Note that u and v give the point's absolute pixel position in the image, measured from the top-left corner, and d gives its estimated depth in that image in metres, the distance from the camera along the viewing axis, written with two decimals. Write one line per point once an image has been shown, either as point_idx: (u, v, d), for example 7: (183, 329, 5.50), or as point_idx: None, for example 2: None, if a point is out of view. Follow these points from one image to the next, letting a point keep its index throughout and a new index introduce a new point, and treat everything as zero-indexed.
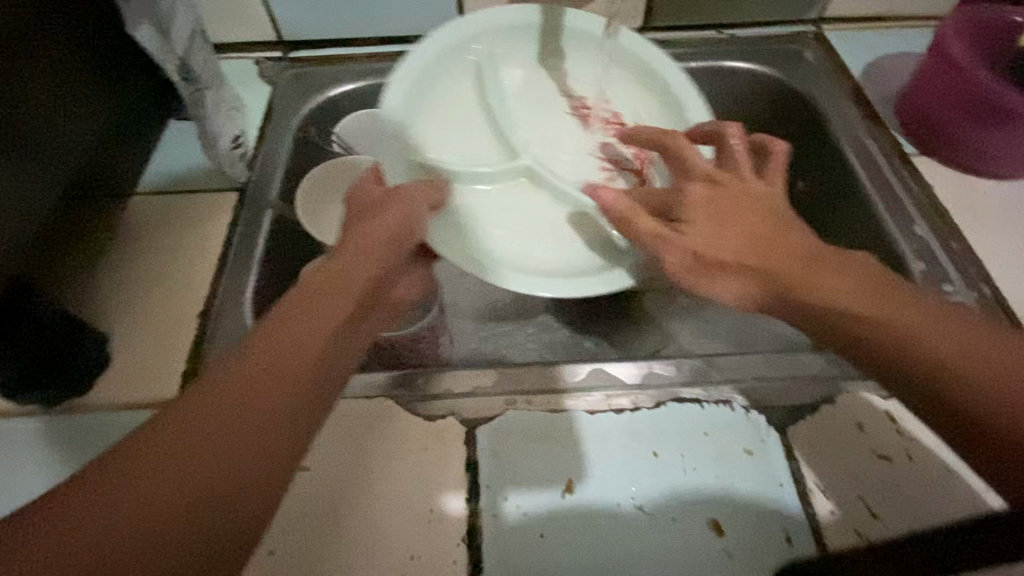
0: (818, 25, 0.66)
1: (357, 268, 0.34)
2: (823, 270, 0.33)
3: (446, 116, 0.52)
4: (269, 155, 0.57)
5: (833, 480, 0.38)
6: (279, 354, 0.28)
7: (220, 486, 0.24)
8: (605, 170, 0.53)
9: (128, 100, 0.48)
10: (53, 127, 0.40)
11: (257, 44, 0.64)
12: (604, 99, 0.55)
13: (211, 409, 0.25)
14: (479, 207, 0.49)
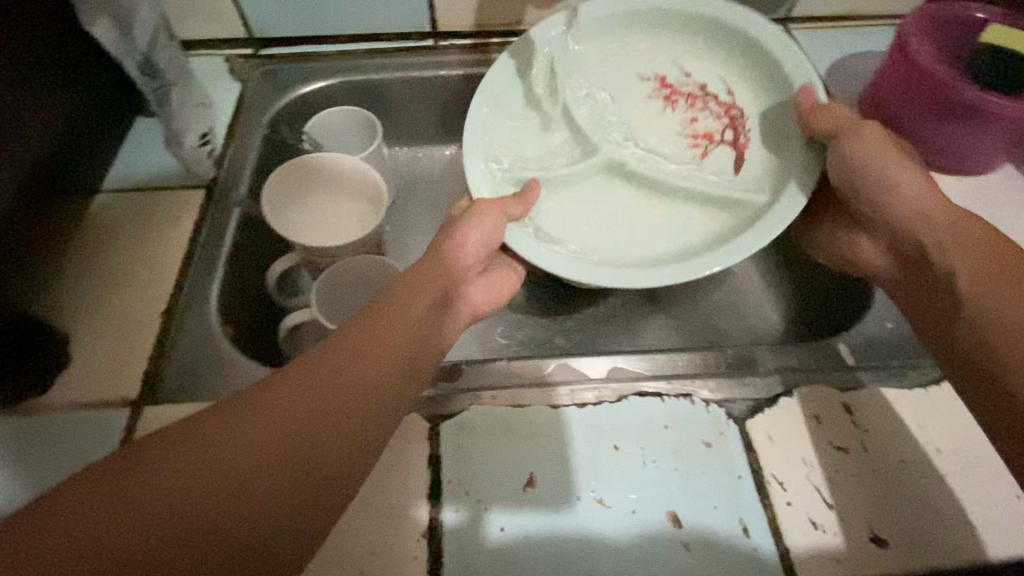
0: (787, 23, 0.67)
1: (428, 309, 0.37)
2: (1007, 276, 0.36)
3: (521, 121, 0.53)
4: (239, 152, 0.57)
5: (791, 472, 0.38)
6: (337, 365, 0.31)
7: (265, 475, 0.27)
8: (696, 145, 0.53)
9: (90, 95, 0.48)
10: (9, 123, 0.40)
11: (228, 41, 0.64)
12: (688, 75, 0.54)
13: (273, 401, 0.29)
14: (573, 207, 0.51)
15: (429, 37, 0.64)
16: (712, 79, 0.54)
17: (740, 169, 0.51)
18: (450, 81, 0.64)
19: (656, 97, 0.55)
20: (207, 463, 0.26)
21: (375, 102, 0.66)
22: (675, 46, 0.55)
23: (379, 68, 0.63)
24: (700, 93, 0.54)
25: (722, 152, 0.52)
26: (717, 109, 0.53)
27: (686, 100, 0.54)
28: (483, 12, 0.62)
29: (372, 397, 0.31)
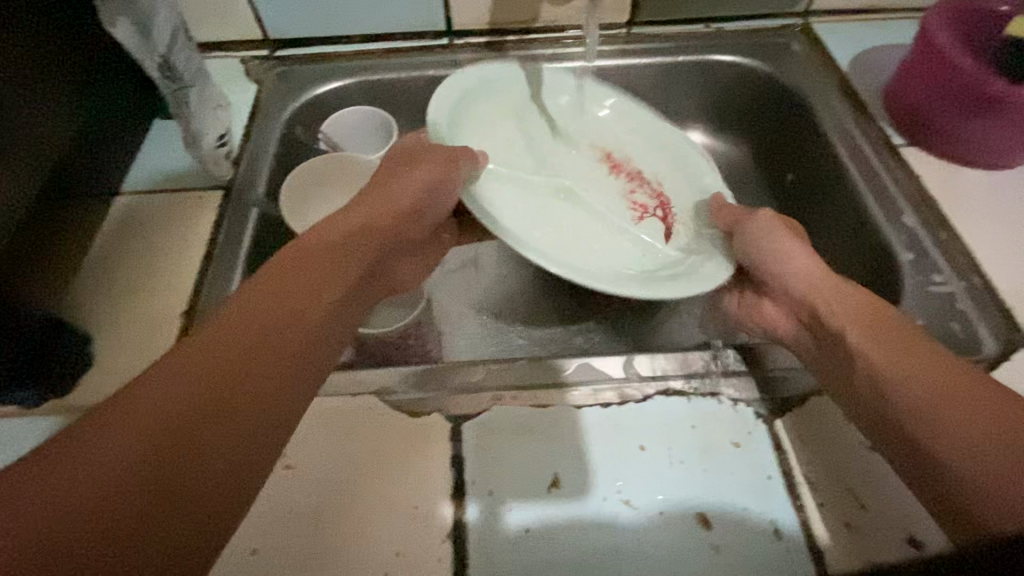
0: (806, 17, 0.66)
1: (315, 253, 0.35)
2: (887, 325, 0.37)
3: (492, 127, 0.53)
4: (255, 153, 0.57)
5: (822, 472, 0.37)
6: (259, 322, 0.30)
7: (211, 445, 0.25)
8: (636, 212, 0.54)
9: (111, 96, 0.48)
10: (33, 124, 0.40)
11: (245, 43, 0.64)
12: (631, 159, 0.58)
13: (200, 363, 0.27)
14: (523, 216, 0.49)
15: (444, 36, 0.64)
16: (673, 166, 0.57)
17: (672, 239, 0.52)
18: None
19: (602, 166, 0.57)
20: (138, 442, 0.24)
21: (390, 102, 0.65)
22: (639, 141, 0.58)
23: (394, 68, 0.63)
24: (642, 175, 0.57)
25: (656, 224, 0.53)
26: (653, 190, 0.56)
27: (625, 177, 0.57)
28: (498, 9, 0.62)
29: (297, 331, 0.31)
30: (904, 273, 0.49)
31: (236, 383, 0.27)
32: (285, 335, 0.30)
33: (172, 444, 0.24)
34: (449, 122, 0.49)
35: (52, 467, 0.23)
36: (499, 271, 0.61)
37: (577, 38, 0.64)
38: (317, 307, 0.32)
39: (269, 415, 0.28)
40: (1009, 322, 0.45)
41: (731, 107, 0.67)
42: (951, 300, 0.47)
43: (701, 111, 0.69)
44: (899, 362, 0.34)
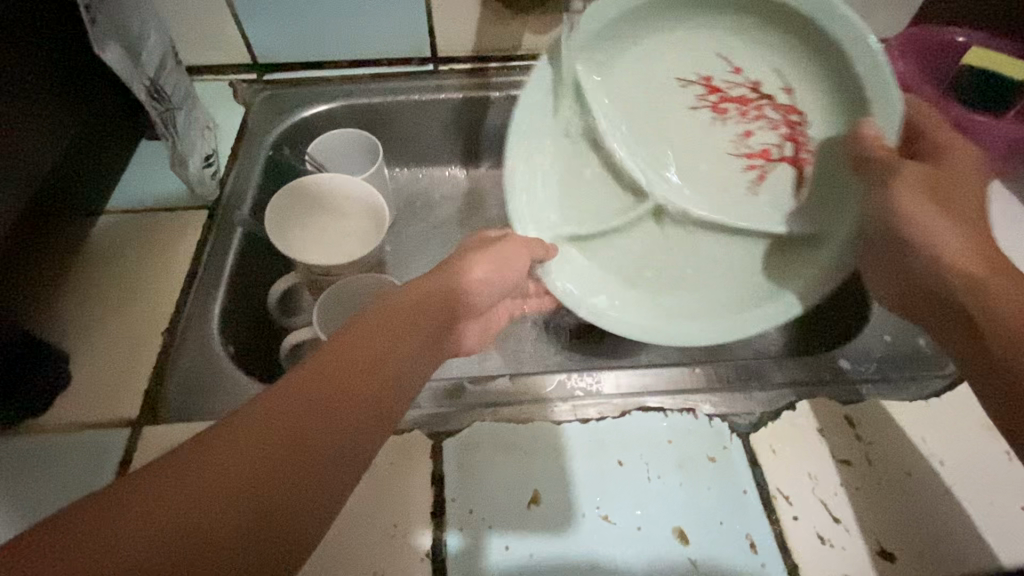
0: None
1: (418, 308, 0.34)
2: None
3: (566, 185, 0.51)
4: (242, 174, 0.58)
5: (797, 486, 0.38)
6: (334, 378, 0.28)
7: (274, 517, 0.24)
8: (752, 166, 0.49)
9: (100, 116, 0.49)
10: (11, 138, 0.40)
11: (233, 67, 0.65)
12: (735, 72, 0.48)
13: (276, 420, 0.26)
14: (600, 261, 0.51)
15: (429, 62, 0.66)
16: (767, 72, 0.48)
17: (804, 183, 0.48)
18: (449, 103, 0.66)
19: (701, 108, 0.49)
20: (206, 497, 0.23)
21: (377, 125, 0.67)
22: (722, 28, 0.47)
23: (381, 92, 0.65)
24: (755, 95, 0.49)
25: (782, 171, 0.48)
26: (777, 113, 0.48)
27: (736, 107, 0.49)
28: (482, 38, 0.64)
29: (389, 385, 0.30)
30: None
31: (324, 449, 0.26)
32: (378, 396, 0.29)
33: (259, 507, 0.24)
34: (518, 181, 0.49)
35: (143, 519, 0.22)
36: None
37: None
38: (409, 361, 0.31)
39: (331, 484, 0.26)
40: None
41: None
42: None
43: None
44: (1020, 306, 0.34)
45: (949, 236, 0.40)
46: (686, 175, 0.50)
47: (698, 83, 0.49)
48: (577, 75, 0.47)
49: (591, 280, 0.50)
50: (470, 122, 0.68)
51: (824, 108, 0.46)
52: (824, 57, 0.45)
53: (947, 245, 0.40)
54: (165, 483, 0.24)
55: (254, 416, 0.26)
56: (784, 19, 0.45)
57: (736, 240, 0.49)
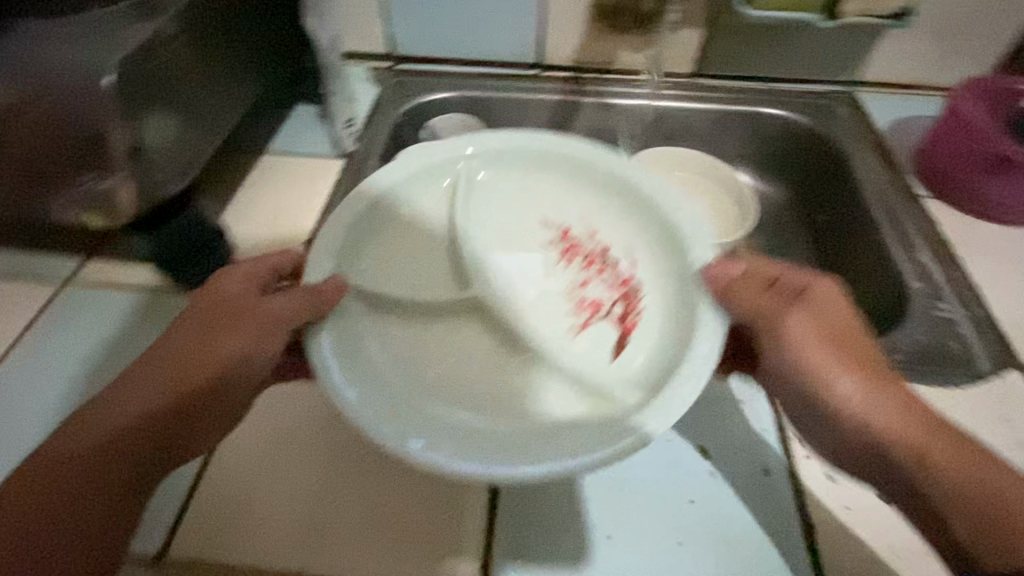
0: (852, 87, 0.76)
1: (228, 284, 0.43)
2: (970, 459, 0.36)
3: (405, 254, 0.48)
4: (373, 136, 0.70)
5: (813, 433, 0.44)
6: (132, 394, 0.38)
7: (92, 496, 0.36)
8: (580, 313, 0.47)
9: (278, 77, 0.64)
10: (234, 90, 0.55)
11: (373, 54, 0.79)
12: (591, 233, 0.49)
13: (89, 428, 0.37)
14: (438, 330, 0.46)
15: (535, 67, 0.77)
16: (638, 245, 0.47)
17: (621, 348, 0.44)
18: (548, 102, 0.76)
19: (553, 249, 0.49)
20: (69, 488, 0.35)
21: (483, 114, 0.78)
22: (589, 202, 0.50)
23: (491, 87, 0.76)
24: (600, 254, 0.48)
25: (605, 328, 0.46)
26: (610, 277, 0.47)
27: (583, 260, 0.49)
28: (584, 50, 0.75)
29: (227, 373, 0.40)
30: (912, 297, 0.55)
31: (74, 472, 0.36)
32: (155, 377, 0.39)
33: (123, 483, 0.37)
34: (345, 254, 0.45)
35: (27, 504, 0.35)
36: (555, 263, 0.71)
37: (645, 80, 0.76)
38: (247, 351, 0.40)
39: (157, 451, 0.38)
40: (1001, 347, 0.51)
41: (776, 154, 0.77)
42: (953, 324, 0.53)
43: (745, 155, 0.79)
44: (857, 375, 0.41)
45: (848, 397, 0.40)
46: (507, 288, 0.48)
47: (554, 237, 0.50)
48: (449, 172, 0.50)
49: (349, 353, 0.41)
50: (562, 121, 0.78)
51: (664, 296, 0.45)
52: (669, 238, 0.46)
53: (879, 412, 0.39)
54: (43, 480, 0.35)
55: (77, 428, 0.37)
56: (637, 210, 0.48)
57: (558, 379, 0.42)
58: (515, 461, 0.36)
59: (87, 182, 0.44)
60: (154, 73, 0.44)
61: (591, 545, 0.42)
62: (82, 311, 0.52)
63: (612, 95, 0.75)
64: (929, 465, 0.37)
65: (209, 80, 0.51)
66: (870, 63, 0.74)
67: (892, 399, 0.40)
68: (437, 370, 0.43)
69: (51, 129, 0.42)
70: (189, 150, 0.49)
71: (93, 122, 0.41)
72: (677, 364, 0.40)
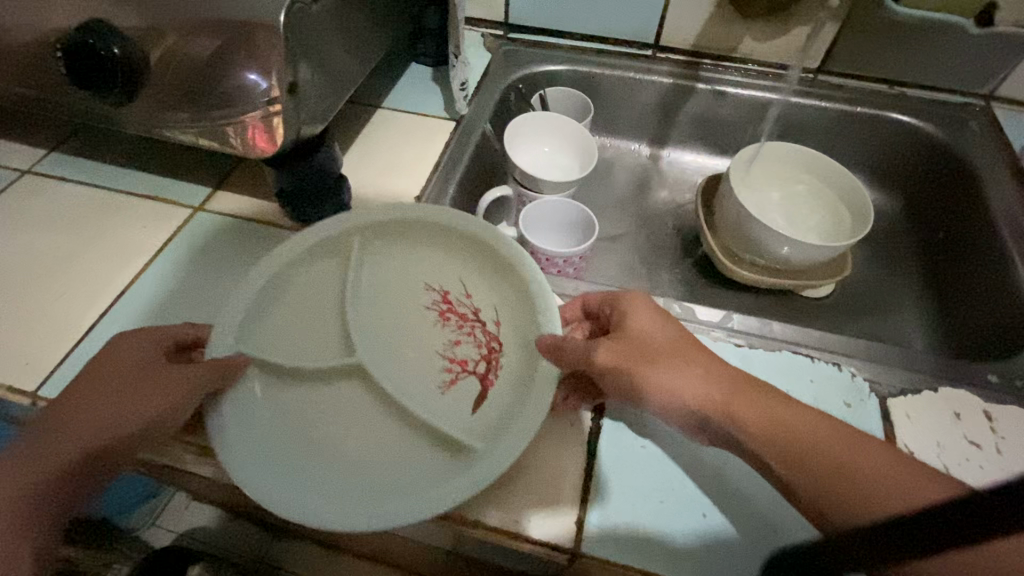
0: (987, 101, 0.72)
1: (116, 363, 0.41)
2: (802, 432, 0.37)
3: (289, 318, 0.47)
4: (483, 102, 0.72)
5: (923, 448, 0.42)
6: (78, 415, 0.39)
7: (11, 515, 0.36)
8: (449, 370, 0.46)
9: (402, 35, 0.66)
10: (369, 42, 0.58)
11: (487, 22, 0.80)
12: (467, 295, 0.49)
13: (35, 447, 0.38)
14: (291, 419, 0.42)
15: (650, 48, 0.76)
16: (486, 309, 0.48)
17: (482, 403, 0.43)
18: (658, 86, 0.75)
19: (431, 311, 0.49)
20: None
21: (589, 91, 0.78)
22: (466, 267, 0.50)
23: (602, 65, 0.76)
24: (473, 317, 0.48)
25: (470, 386, 0.45)
26: (477, 347, 0.47)
27: (459, 319, 0.49)
28: (703, 35, 0.73)
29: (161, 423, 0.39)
30: None
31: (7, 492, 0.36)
32: (102, 421, 0.39)
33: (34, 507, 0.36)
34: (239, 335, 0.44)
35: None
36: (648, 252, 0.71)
37: (763, 72, 0.74)
38: (160, 416, 0.39)
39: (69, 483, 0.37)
40: None
41: (892, 164, 0.74)
42: None
43: (857, 162, 0.76)
44: (658, 349, 0.40)
45: (679, 388, 0.39)
46: (404, 380, 0.45)
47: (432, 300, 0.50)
48: (347, 238, 0.50)
49: (262, 454, 0.39)
50: (669, 107, 0.77)
51: (518, 362, 0.44)
52: (519, 343, 0.45)
53: (685, 387, 0.39)
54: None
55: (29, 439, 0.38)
56: (502, 274, 0.48)
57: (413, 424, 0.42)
58: (349, 511, 0.37)
59: (206, 114, 0.48)
60: (317, 17, 0.48)
61: (607, 488, 0.41)
62: (194, 247, 0.55)
63: (727, 85, 0.73)
64: (744, 427, 0.37)
65: (353, 30, 0.54)
66: (1014, 76, 0.69)
67: (689, 367, 0.40)
68: (358, 441, 0.42)
69: (186, 67, 0.46)
70: (332, 96, 0.53)
71: (218, 52, 0.45)
72: (501, 434, 0.39)
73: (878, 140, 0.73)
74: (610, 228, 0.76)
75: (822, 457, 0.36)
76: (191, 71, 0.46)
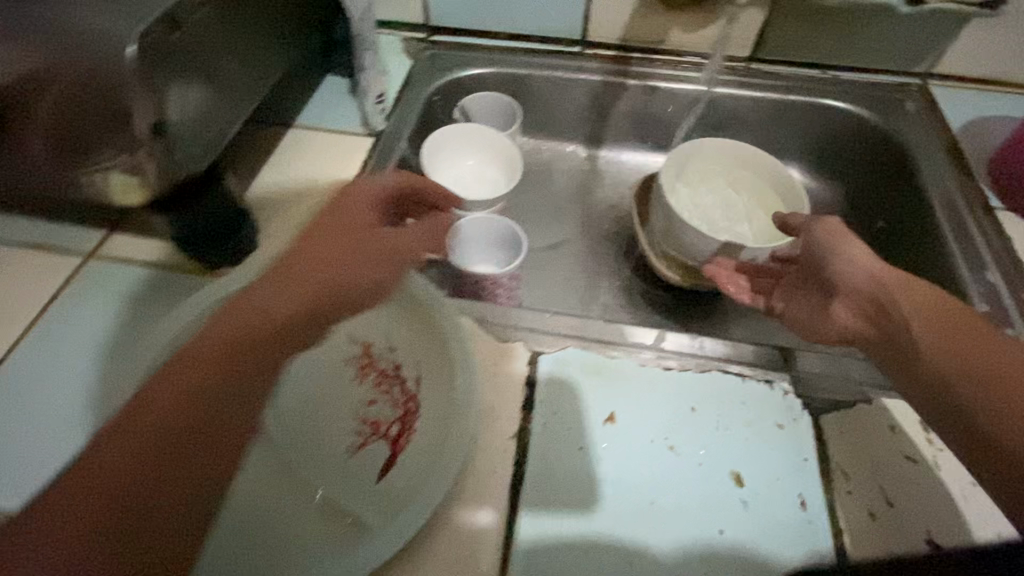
0: (924, 79, 0.70)
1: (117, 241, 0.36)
2: (973, 360, 0.38)
3: None
4: (403, 113, 0.67)
5: (859, 467, 0.40)
6: None
7: None
8: (361, 430, 0.42)
9: (309, 48, 0.61)
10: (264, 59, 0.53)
11: (407, 25, 0.75)
12: (389, 348, 0.45)
13: None
14: None
15: (577, 44, 0.72)
16: (410, 364, 0.44)
17: (387, 473, 0.39)
18: (590, 83, 0.72)
19: (349, 364, 0.45)
20: None
21: (519, 93, 0.74)
22: (393, 319, 0.46)
23: (529, 64, 0.72)
24: (393, 373, 0.44)
25: (379, 450, 0.41)
26: (395, 403, 0.43)
27: (377, 374, 0.44)
28: (631, 28, 0.70)
29: None
30: (976, 320, 0.51)
31: (176, 417, 0.28)
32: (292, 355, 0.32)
33: None
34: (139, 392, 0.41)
35: None
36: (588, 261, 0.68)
37: (696, 63, 0.70)
38: None
39: None
40: None
41: (832, 151, 0.71)
42: None
43: (796, 150, 0.73)
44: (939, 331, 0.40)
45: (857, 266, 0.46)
46: (310, 445, 0.41)
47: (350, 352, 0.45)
48: None
49: None
50: (603, 105, 0.74)
51: (436, 420, 0.41)
52: (442, 401, 0.42)
53: (861, 279, 0.45)
54: None
55: None
56: (433, 330, 0.45)
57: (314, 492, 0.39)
58: None
59: (106, 153, 0.40)
60: (192, 38, 0.42)
61: (602, 497, 0.39)
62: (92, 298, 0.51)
63: (659, 80, 0.70)
64: (906, 314, 0.42)
65: (240, 44, 0.48)
66: (949, 54, 0.67)
67: (854, 252, 0.46)
68: (251, 513, 0.38)
69: (65, 99, 0.38)
70: (218, 121, 0.47)
71: (106, 87, 0.38)
72: (404, 504, 0.37)
73: (816, 127, 0.70)
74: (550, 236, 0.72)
75: (992, 401, 0.36)
76: (75, 89, 0.38)
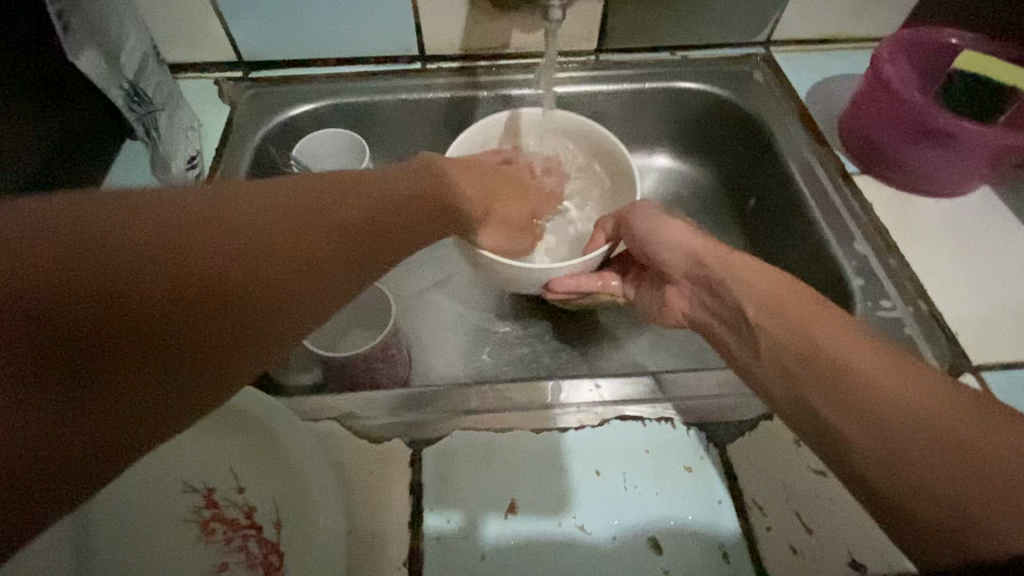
0: (768, 48, 0.69)
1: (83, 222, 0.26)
2: (856, 377, 0.30)
3: None
4: (227, 173, 0.58)
5: (771, 496, 0.39)
6: None
7: None
8: None
9: (86, 123, 0.50)
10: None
11: (216, 64, 0.64)
12: (239, 490, 0.38)
13: None
14: None
15: (417, 61, 0.65)
16: (268, 506, 0.37)
17: None
18: (438, 102, 0.65)
19: (191, 523, 0.37)
20: None
21: (362, 123, 0.66)
22: (240, 451, 0.39)
23: (366, 92, 0.64)
24: (246, 521, 0.37)
25: None
26: (258, 556, 0.36)
27: (228, 529, 0.37)
28: (468, 36, 0.63)
29: None
30: (855, 298, 0.51)
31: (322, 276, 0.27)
32: (60, 253, 0.20)
33: None
34: None
35: None
36: (473, 296, 0.63)
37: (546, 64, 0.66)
38: None
39: None
40: (952, 345, 0.48)
41: (698, 133, 0.69)
42: (899, 325, 0.49)
43: (664, 135, 0.71)
44: (795, 322, 0.35)
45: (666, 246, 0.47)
46: None
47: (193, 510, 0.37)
48: None
49: None
50: (458, 122, 0.67)
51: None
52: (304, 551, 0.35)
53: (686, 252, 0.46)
54: None
55: None
56: (289, 458, 0.38)
57: None
58: None
59: None
60: None
61: (534, 561, 0.37)
62: None
63: (511, 88, 0.65)
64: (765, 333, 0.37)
65: None
66: (789, 20, 0.67)
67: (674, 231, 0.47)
68: None
69: None
70: None
71: None
72: None
73: (679, 111, 0.68)
74: (431, 272, 0.64)
75: (916, 432, 0.26)
76: None
